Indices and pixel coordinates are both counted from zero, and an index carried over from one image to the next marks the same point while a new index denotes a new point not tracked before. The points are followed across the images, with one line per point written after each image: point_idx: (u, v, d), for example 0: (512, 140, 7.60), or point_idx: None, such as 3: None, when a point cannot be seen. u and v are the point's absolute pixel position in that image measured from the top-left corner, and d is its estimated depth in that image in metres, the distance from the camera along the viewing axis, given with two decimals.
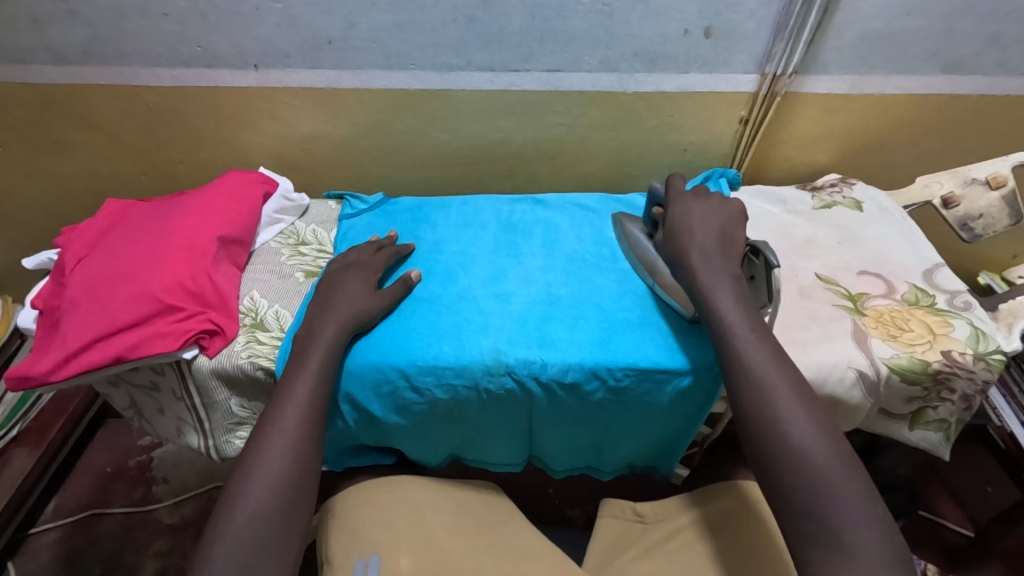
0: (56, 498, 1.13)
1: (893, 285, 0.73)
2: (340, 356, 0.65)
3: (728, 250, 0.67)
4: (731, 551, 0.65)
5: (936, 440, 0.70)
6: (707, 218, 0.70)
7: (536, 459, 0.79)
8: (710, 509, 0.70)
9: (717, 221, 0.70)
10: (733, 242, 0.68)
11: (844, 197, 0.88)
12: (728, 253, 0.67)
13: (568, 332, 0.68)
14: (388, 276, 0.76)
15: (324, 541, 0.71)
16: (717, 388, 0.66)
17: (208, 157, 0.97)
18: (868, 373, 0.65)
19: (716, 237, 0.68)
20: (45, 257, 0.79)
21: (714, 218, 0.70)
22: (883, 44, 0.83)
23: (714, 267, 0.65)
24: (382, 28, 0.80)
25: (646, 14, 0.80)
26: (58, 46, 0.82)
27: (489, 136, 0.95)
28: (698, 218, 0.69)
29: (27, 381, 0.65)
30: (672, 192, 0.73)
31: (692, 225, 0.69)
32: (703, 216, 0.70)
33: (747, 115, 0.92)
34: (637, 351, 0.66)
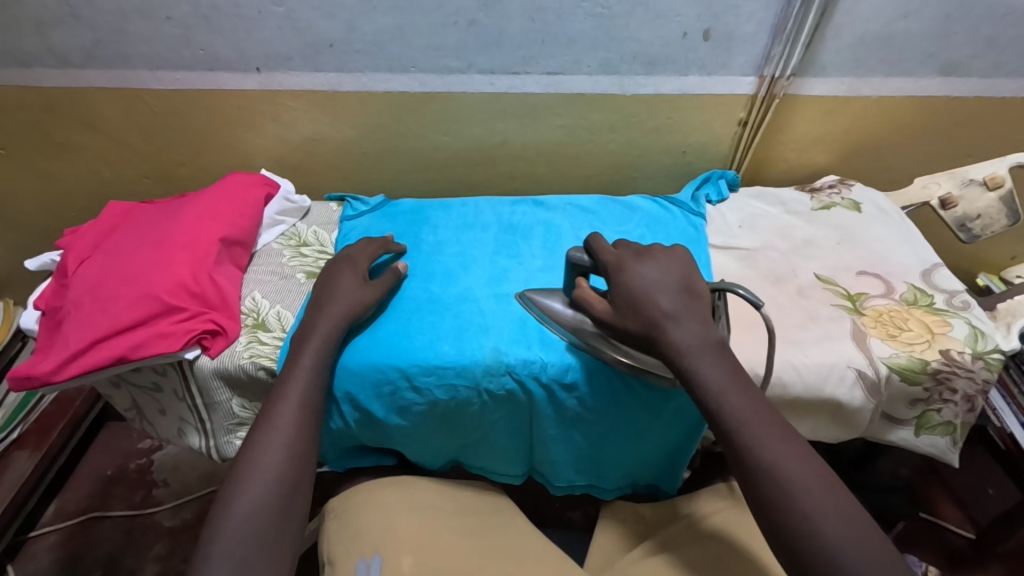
0: (56, 501, 1.13)
1: (892, 285, 0.74)
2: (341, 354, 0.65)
3: (697, 306, 0.59)
4: (723, 549, 0.65)
5: (943, 446, 0.69)
6: (661, 276, 0.61)
7: (537, 466, 0.78)
8: (709, 512, 0.70)
9: (674, 278, 0.61)
10: (698, 296, 0.60)
11: (843, 198, 0.89)
12: (698, 311, 0.59)
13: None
14: (377, 267, 0.76)
15: (326, 542, 0.72)
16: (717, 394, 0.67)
17: (209, 159, 0.97)
18: (867, 373, 0.65)
19: (679, 298, 0.59)
20: (47, 258, 0.79)
21: (667, 277, 0.61)
22: (881, 47, 0.84)
23: (687, 326, 0.57)
24: (383, 31, 0.81)
25: (645, 16, 0.80)
26: (62, 50, 0.83)
27: (490, 138, 0.95)
28: (653, 280, 0.60)
29: (29, 381, 0.65)
30: (605, 255, 0.64)
31: (649, 290, 0.59)
32: (658, 281, 0.60)
33: (746, 117, 0.93)
34: None
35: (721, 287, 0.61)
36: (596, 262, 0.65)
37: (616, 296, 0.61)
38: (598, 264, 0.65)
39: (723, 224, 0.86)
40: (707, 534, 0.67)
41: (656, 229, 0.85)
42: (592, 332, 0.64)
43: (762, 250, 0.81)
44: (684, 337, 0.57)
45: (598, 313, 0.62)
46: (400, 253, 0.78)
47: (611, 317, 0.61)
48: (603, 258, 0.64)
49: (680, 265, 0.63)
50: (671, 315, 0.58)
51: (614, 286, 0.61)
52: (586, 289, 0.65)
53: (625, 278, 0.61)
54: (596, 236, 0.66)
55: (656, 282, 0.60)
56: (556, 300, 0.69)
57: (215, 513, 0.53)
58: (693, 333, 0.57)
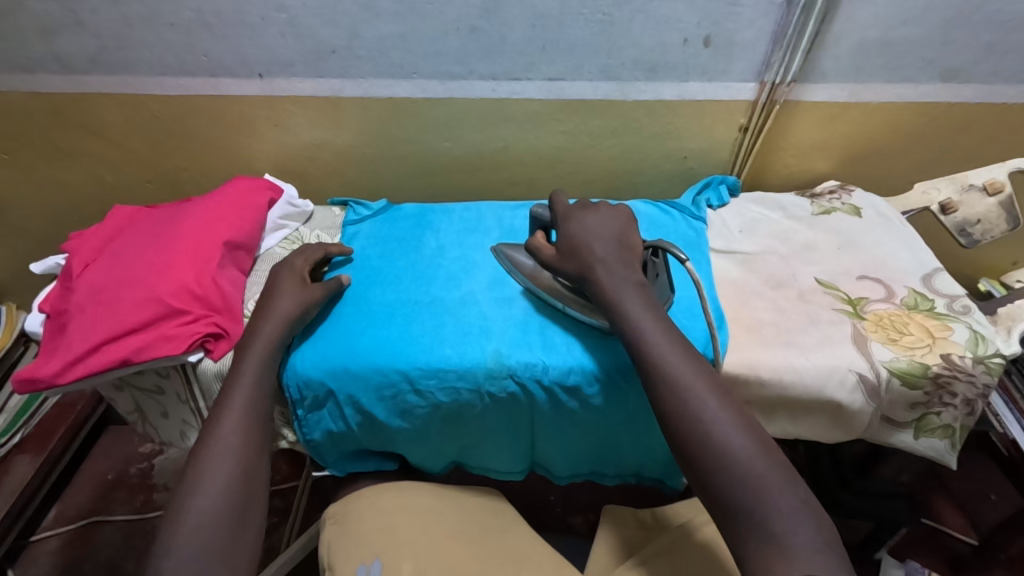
0: (56, 506, 1.13)
1: (893, 290, 0.74)
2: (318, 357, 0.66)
3: (631, 258, 0.64)
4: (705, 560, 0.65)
5: (942, 448, 0.68)
6: (601, 227, 0.66)
7: (538, 466, 0.79)
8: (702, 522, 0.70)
9: (613, 230, 0.66)
10: (634, 250, 0.65)
11: (844, 203, 0.89)
12: (628, 259, 0.64)
13: (566, 329, 0.69)
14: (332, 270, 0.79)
15: (325, 548, 0.71)
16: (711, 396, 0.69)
17: (212, 164, 0.98)
18: (868, 377, 0.65)
19: (615, 247, 0.64)
20: (52, 262, 0.79)
21: (607, 229, 0.66)
22: (880, 53, 0.85)
23: (618, 273, 0.62)
24: (386, 38, 0.82)
25: (646, 23, 0.81)
26: (68, 56, 0.84)
27: (491, 144, 0.96)
28: (593, 230, 0.65)
29: (34, 384, 0.65)
30: (559, 208, 0.70)
31: (587, 238, 0.64)
32: (596, 232, 0.65)
33: (746, 123, 0.93)
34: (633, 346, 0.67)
35: (656, 243, 0.65)
36: (551, 216, 0.70)
37: (560, 241, 0.67)
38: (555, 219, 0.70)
39: (724, 229, 0.87)
40: (700, 548, 0.67)
41: (657, 233, 0.85)
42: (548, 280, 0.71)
43: (762, 255, 0.82)
44: (672, 330, 0.58)
45: (546, 257, 0.68)
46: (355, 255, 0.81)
47: (554, 260, 0.67)
48: (558, 214, 0.69)
49: (623, 221, 0.67)
50: (602, 260, 0.63)
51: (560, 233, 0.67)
52: (540, 240, 0.71)
53: (571, 226, 0.66)
54: (560, 192, 0.72)
55: (598, 230, 0.65)
56: (522, 253, 0.76)
57: (217, 514, 0.53)
58: (619, 274, 0.62)
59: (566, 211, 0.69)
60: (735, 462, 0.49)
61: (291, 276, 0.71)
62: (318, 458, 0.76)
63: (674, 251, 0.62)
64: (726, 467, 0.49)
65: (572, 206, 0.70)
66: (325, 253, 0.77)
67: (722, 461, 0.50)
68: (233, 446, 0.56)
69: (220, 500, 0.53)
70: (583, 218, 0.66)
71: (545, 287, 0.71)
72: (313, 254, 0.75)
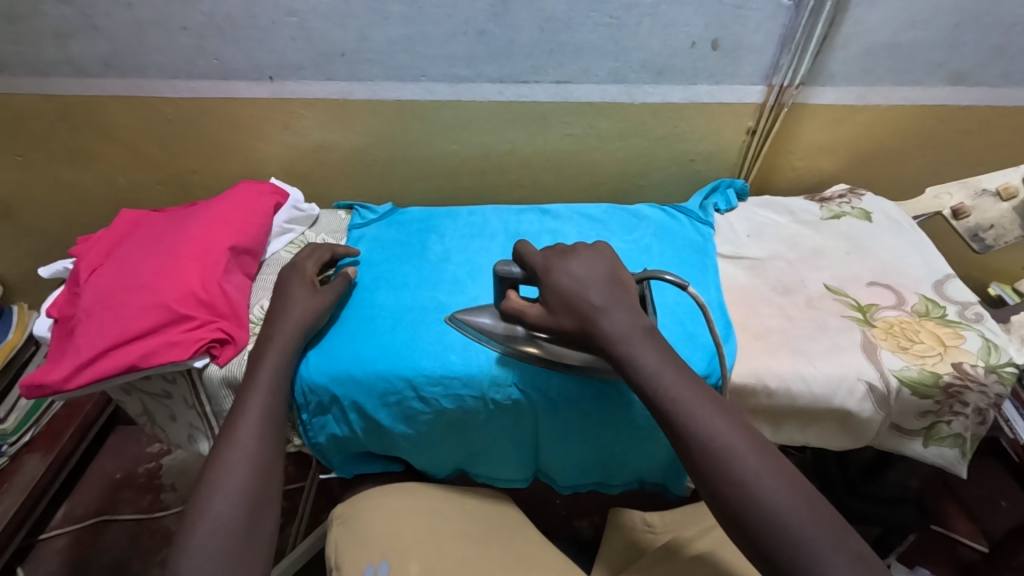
0: (65, 505, 1.14)
1: (903, 296, 0.73)
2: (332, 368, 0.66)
3: (628, 297, 0.59)
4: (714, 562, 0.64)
5: (951, 457, 0.67)
6: (588, 272, 0.60)
7: (543, 472, 0.78)
8: (691, 538, 0.68)
9: (601, 272, 0.60)
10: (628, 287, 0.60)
11: (853, 207, 0.88)
12: (629, 301, 0.59)
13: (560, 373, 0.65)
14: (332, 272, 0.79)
15: (332, 546, 0.71)
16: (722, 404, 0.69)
17: (221, 167, 0.98)
18: (877, 385, 0.64)
19: (609, 291, 0.59)
20: (60, 266, 0.80)
21: (595, 271, 0.61)
22: (890, 56, 0.84)
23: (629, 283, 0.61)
24: (395, 41, 0.82)
25: (654, 26, 0.80)
26: (81, 59, 0.84)
27: (498, 147, 0.95)
28: (582, 276, 0.60)
29: (41, 389, 0.65)
30: (534, 260, 0.63)
31: (580, 287, 0.59)
32: (585, 276, 0.60)
33: (754, 125, 0.92)
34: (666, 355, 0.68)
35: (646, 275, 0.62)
36: (528, 271, 0.63)
37: (548, 296, 0.60)
38: (530, 274, 0.63)
39: (731, 233, 0.86)
40: (691, 564, 0.64)
41: (664, 237, 0.84)
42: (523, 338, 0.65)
43: (771, 260, 0.81)
44: None
45: (534, 319, 0.61)
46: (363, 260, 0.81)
47: (546, 319, 0.60)
48: (535, 268, 0.62)
49: (610, 260, 0.62)
50: (603, 309, 0.57)
51: (544, 289, 0.60)
52: (516, 299, 0.63)
53: (556, 280, 0.60)
54: (525, 246, 0.64)
55: (587, 278, 0.60)
56: (485, 314, 0.68)
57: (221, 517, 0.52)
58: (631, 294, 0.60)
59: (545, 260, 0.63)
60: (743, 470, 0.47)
61: (297, 280, 0.71)
62: (323, 461, 0.76)
63: (665, 277, 0.60)
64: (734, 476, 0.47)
65: (546, 254, 0.63)
66: (331, 255, 0.77)
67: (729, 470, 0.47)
68: (241, 449, 0.56)
69: (231, 502, 0.53)
70: (568, 268, 0.60)
71: (524, 346, 0.64)
72: (320, 257, 0.75)
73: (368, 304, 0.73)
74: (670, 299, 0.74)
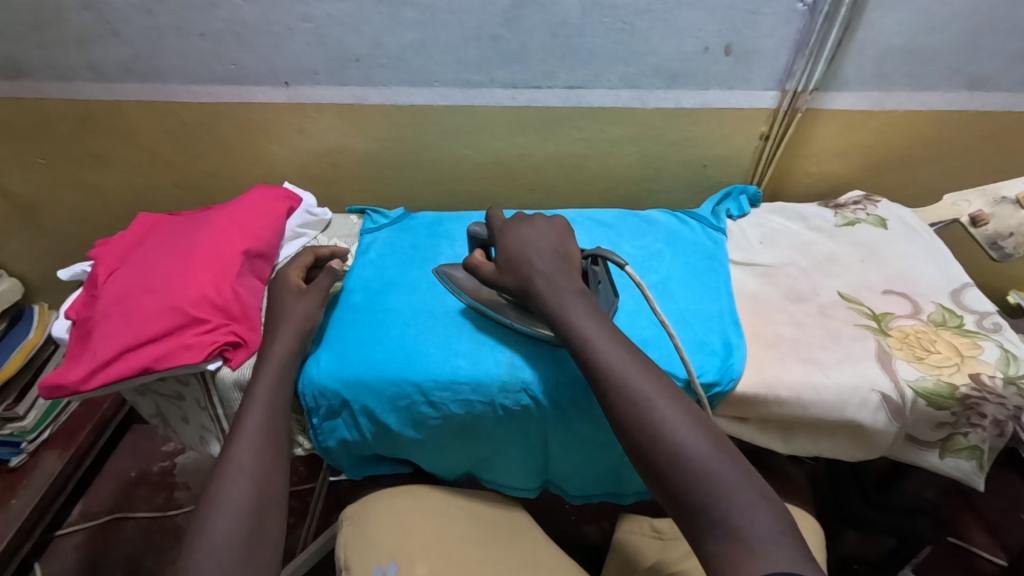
0: (81, 501, 1.16)
1: (920, 305, 0.72)
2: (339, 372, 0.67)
3: (571, 268, 0.63)
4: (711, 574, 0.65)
5: (969, 469, 0.65)
6: (539, 240, 0.65)
7: (552, 477, 0.78)
8: (671, 563, 0.68)
9: (550, 243, 0.65)
10: (572, 260, 0.64)
11: (868, 214, 0.87)
12: (569, 269, 0.63)
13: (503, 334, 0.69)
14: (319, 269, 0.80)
15: (342, 546, 0.71)
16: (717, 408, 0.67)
17: (236, 170, 0.99)
18: (892, 397, 0.63)
19: (553, 259, 0.63)
20: (79, 269, 0.82)
21: (545, 239, 0.65)
22: (907, 61, 0.83)
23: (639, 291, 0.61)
24: (408, 47, 0.82)
25: (666, 31, 0.80)
26: (101, 64, 0.85)
27: (509, 151, 0.95)
28: (531, 242, 0.65)
29: (59, 390, 0.66)
30: (495, 223, 0.69)
31: (526, 253, 0.64)
32: (535, 244, 0.65)
33: (767, 130, 0.92)
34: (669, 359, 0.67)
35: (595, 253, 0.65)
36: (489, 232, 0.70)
37: (501, 257, 0.65)
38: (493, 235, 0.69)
39: (743, 240, 0.86)
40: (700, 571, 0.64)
41: (675, 243, 0.84)
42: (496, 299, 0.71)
43: (783, 268, 0.80)
44: None
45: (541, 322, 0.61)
46: (372, 264, 0.82)
47: (494, 276, 0.66)
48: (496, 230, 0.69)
49: (561, 232, 0.67)
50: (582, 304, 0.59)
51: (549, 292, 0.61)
52: (478, 257, 0.70)
53: (509, 241, 0.66)
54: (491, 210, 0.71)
55: (534, 243, 0.65)
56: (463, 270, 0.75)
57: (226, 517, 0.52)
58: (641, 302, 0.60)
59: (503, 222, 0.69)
60: (730, 488, 0.46)
61: (294, 287, 0.73)
62: (333, 464, 0.76)
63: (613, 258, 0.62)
64: (721, 492, 0.46)
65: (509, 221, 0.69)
66: (314, 258, 0.78)
67: (717, 482, 0.46)
68: (253, 447, 0.57)
69: (244, 500, 0.53)
70: (518, 231, 0.66)
71: (490, 303, 0.70)
72: (303, 261, 0.76)
73: (377, 307, 0.74)
74: (684, 306, 0.74)
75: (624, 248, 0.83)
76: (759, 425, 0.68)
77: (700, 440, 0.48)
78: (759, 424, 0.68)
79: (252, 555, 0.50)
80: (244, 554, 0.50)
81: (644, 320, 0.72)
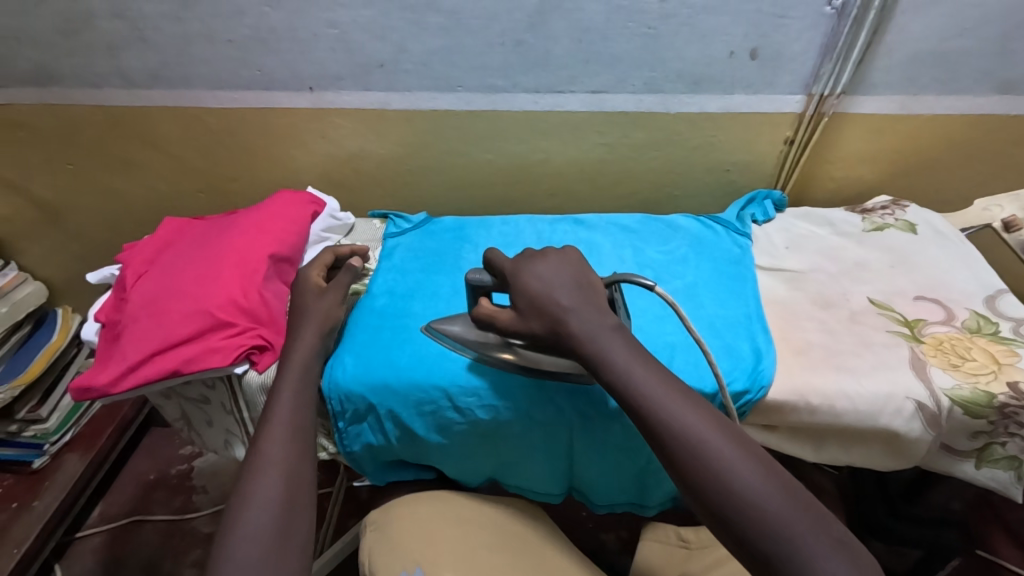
0: (101, 503, 1.17)
1: (953, 311, 0.71)
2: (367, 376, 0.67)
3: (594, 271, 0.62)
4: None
5: (1007, 480, 0.63)
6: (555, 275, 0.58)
7: (577, 486, 0.77)
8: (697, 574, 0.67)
9: (567, 278, 0.58)
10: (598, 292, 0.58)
11: (897, 219, 0.86)
12: (598, 301, 0.56)
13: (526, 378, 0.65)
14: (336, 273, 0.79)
15: (367, 548, 0.71)
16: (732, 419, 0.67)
17: (258, 175, 1.00)
18: (927, 405, 0.61)
19: (576, 292, 0.57)
20: (107, 273, 0.82)
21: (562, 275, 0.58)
22: (937, 65, 0.82)
23: None
24: (432, 52, 0.83)
25: (691, 36, 0.80)
26: (130, 70, 0.87)
27: (531, 156, 0.95)
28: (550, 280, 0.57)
29: (89, 392, 0.67)
30: (503, 266, 0.61)
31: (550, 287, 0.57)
32: (552, 279, 0.57)
33: (792, 135, 0.91)
34: (697, 369, 0.65)
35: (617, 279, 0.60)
36: (498, 277, 0.62)
37: (518, 301, 0.58)
38: (500, 280, 0.62)
39: (769, 244, 0.85)
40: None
41: (699, 248, 0.83)
42: (495, 341, 0.64)
43: (811, 274, 0.79)
44: None
45: None
46: (394, 269, 0.81)
47: (510, 321, 0.59)
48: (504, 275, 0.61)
49: (577, 265, 0.60)
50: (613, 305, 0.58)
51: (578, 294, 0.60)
52: (487, 305, 0.61)
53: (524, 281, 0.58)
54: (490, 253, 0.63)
55: (554, 280, 0.57)
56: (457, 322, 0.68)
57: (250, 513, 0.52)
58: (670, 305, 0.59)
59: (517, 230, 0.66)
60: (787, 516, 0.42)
61: (316, 286, 0.73)
62: (356, 468, 0.76)
63: (637, 280, 0.58)
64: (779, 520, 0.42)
65: (515, 259, 0.62)
66: (333, 257, 0.77)
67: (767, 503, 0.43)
68: (282, 446, 0.57)
69: (272, 499, 0.53)
70: (535, 268, 0.58)
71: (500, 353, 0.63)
72: (322, 261, 0.76)
73: (400, 313, 0.74)
74: (711, 313, 0.73)
75: (649, 254, 0.82)
76: (789, 434, 0.67)
77: (738, 442, 0.47)
78: (788, 432, 0.67)
79: (282, 554, 0.50)
80: (276, 552, 0.49)
81: (674, 327, 0.71)
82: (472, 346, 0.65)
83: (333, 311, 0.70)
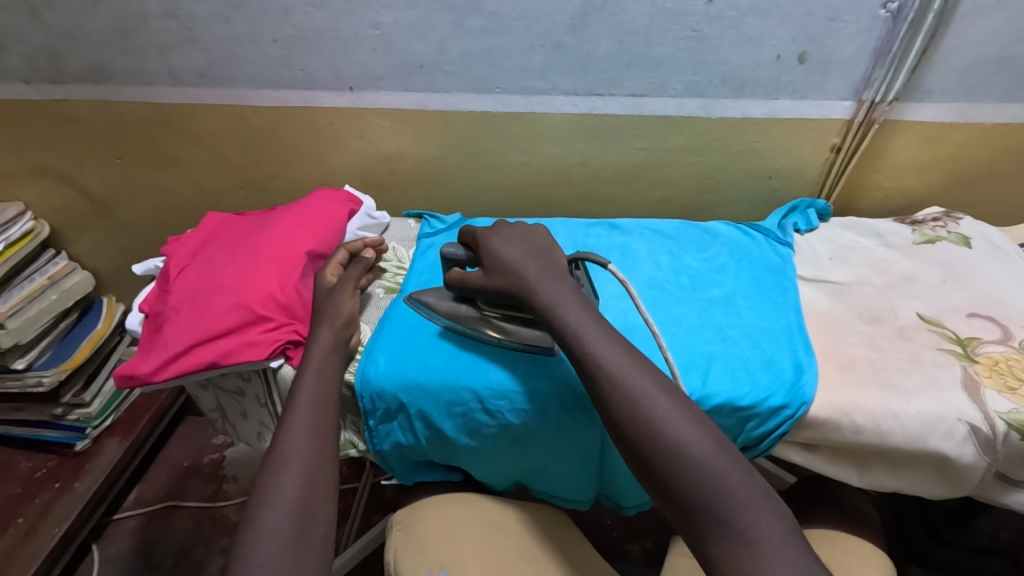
0: (137, 488, 1.21)
1: (1010, 331, 0.67)
2: (392, 379, 0.67)
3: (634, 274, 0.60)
4: None
5: None
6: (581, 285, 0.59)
7: (605, 494, 0.76)
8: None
9: None
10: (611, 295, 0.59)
11: (949, 232, 0.82)
12: None
13: (556, 380, 0.65)
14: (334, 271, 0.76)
15: (394, 550, 0.71)
16: (765, 442, 0.64)
17: (298, 172, 1.01)
18: (981, 428, 0.58)
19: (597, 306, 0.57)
20: (152, 265, 0.85)
21: None
22: (998, 70, 0.78)
23: None
24: (472, 53, 0.83)
25: (737, 39, 0.78)
26: (179, 69, 0.89)
27: (569, 159, 0.94)
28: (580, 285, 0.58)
29: (133, 380, 0.69)
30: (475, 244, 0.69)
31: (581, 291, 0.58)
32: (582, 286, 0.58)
33: (839, 142, 0.88)
34: (736, 384, 0.63)
35: (579, 256, 0.65)
36: (471, 254, 0.69)
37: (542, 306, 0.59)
38: (472, 253, 0.69)
39: (812, 255, 0.82)
40: None
41: (739, 255, 0.81)
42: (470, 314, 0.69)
43: (856, 285, 0.76)
44: None
45: None
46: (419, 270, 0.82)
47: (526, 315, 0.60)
48: (476, 244, 0.69)
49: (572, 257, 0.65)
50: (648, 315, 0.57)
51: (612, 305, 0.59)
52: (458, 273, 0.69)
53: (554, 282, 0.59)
54: (480, 236, 0.67)
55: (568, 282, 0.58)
56: (432, 295, 0.73)
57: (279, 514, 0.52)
58: None
59: (538, 243, 0.67)
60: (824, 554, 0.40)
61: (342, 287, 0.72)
62: (385, 467, 0.76)
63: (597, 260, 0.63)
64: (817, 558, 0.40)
65: (547, 270, 0.62)
66: (348, 254, 0.77)
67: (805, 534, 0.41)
68: (312, 448, 0.57)
69: (300, 498, 0.53)
70: None
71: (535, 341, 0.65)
72: (338, 258, 0.76)
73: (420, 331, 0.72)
74: (750, 322, 0.71)
75: (686, 260, 0.80)
76: (831, 453, 0.65)
77: None
78: (831, 453, 0.65)
79: (310, 554, 0.50)
80: (302, 553, 0.50)
81: (711, 336, 0.69)
82: (446, 316, 0.70)
83: (355, 314, 0.71)
